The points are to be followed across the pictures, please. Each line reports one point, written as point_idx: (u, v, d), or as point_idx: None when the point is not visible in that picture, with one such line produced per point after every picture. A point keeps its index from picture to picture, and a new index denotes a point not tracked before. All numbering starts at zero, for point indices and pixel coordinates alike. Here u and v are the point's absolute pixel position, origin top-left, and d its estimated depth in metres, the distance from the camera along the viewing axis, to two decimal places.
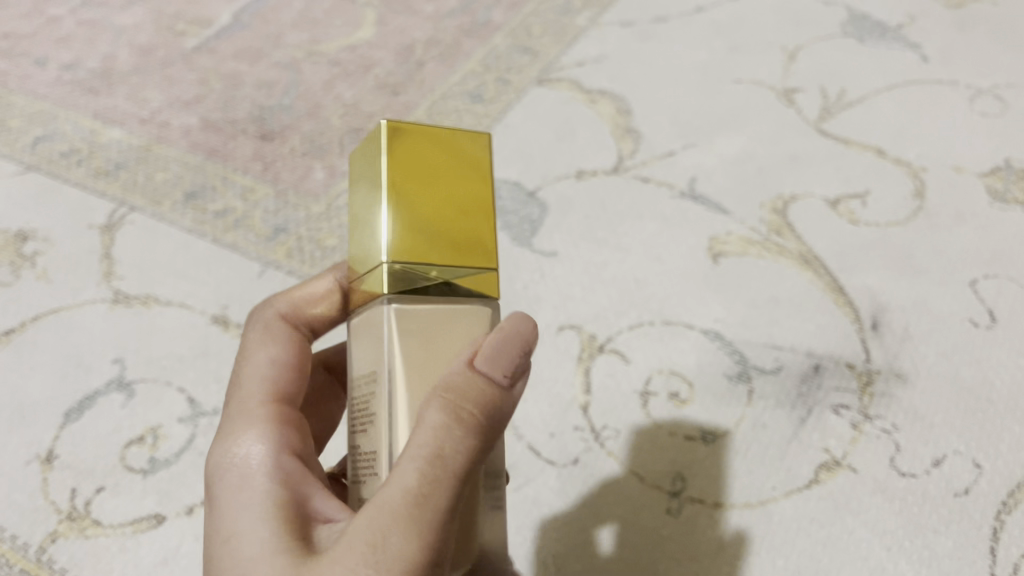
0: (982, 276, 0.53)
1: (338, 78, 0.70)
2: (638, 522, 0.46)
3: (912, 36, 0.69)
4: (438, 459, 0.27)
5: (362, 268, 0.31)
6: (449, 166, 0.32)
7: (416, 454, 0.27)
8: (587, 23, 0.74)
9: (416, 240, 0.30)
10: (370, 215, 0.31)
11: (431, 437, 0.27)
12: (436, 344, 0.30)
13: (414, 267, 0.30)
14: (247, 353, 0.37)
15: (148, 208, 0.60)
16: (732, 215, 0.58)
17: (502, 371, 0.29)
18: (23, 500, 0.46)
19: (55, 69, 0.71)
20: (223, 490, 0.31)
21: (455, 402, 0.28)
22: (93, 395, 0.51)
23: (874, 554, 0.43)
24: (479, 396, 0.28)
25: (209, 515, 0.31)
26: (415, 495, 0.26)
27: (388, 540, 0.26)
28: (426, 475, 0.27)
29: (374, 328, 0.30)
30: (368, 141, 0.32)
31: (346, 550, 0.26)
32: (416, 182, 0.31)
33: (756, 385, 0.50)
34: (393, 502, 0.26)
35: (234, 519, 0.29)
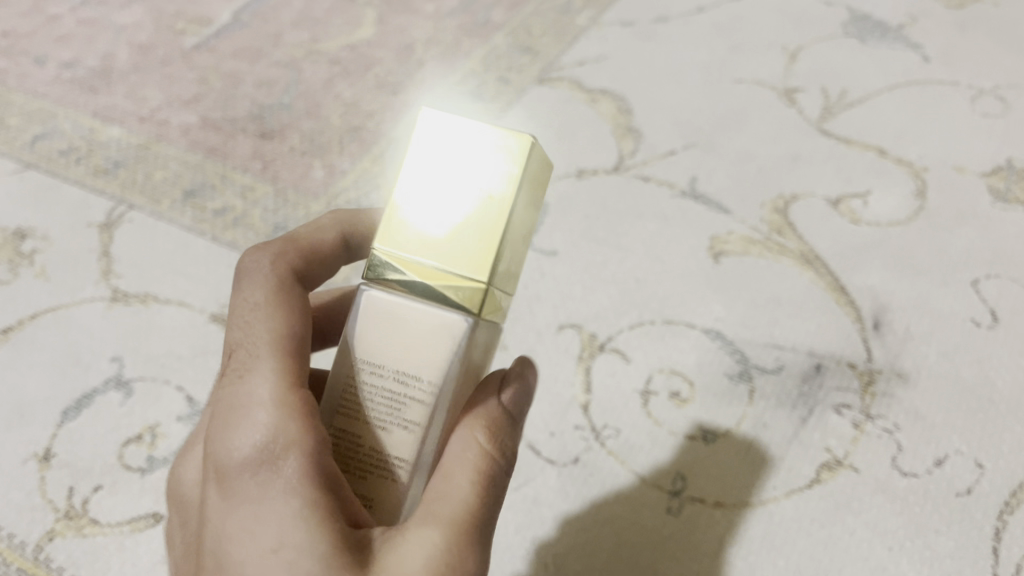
0: (984, 276, 0.53)
1: (338, 77, 0.70)
2: (639, 522, 0.45)
3: (913, 36, 0.69)
4: (485, 481, 0.30)
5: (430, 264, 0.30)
6: (536, 205, 0.32)
7: (470, 472, 0.30)
8: (587, 23, 0.74)
9: (502, 271, 0.31)
10: (470, 220, 0.30)
11: (482, 461, 0.30)
12: (477, 361, 0.31)
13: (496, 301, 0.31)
14: (241, 317, 0.33)
15: (147, 206, 0.60)
16: (733, 215, 0.58)
17: (519, 410, 0.33)
18: (20, 499, 0.46)
19: (54, 68, 0.71)
20: (245, 488, 0.28)
21: (495, 434, 0.31)
22: (92, 393, 0.50)
23: (875, 554, 0.43)
24: (510, 429, 0.32)
25: (230, 516, 0.28)
26: (474, 510, 0.29)
27: (456, 549, 0.28)
28: (479, 494, 0.29)
29: (433, 338, 0.30)
30: (496, 141, 0.31)
31: (412, 555, 0.27)
32: (522, 213, 0.31)
33: (757, 384, 0.49)
34: (453, 513, 0.29)
35: (267, 526, 0.27)
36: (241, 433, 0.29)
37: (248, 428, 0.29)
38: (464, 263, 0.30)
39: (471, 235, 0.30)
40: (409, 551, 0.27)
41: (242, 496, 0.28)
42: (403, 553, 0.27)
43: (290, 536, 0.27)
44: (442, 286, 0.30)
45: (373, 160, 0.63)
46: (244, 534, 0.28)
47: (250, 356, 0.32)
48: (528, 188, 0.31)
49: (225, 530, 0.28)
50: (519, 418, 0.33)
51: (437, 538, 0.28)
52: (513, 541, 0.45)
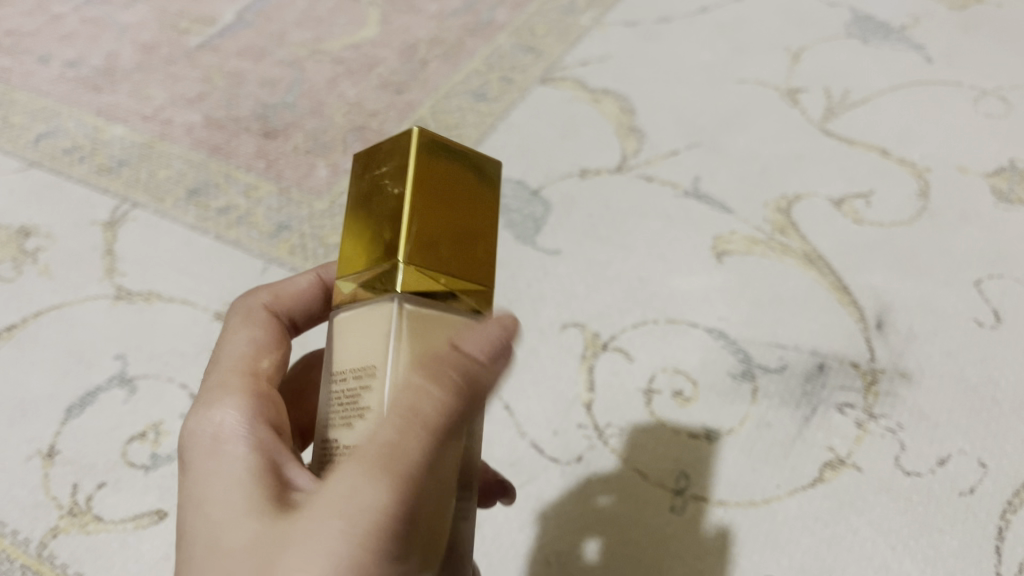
0: (987, 276, 0.53)
1: (341, 77, 0.70)
2: (642, 520, 0.45)
3: (917, 38, 0.69)
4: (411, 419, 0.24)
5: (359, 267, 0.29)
6: (466, 185, 0.30)
7: (390, 416, 0.25)
8: (590, 23, 0.74)
9: (429, 250, 0.28)
10: (379, 215, 0.29)
11: (421, 401, 0.25)
12: (424, 336, 0.28)
13: (427, 278, 0.28)
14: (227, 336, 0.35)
15: (150, 205, 0.60)
16: (736, 214, 0.58)
17: (485, 348, 0.26)
18: (24, 495, 0.46)
19: (58, 67, 0.71)
20: (195, 465, 0.28)
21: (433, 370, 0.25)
22: (95, 391, 0.50)
23: (880, 552, 0.43)
24: (460, 366, 0.26)
25: (184, 490, 0.28)
26: (401, 457, 0.24)
27: (359, 490, 0.23)
28: (399, 435, 0.24)
29: (376, 323, 0.28)
30: (392, 141, 0.30)
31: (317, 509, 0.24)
32: (440, 193, 0.29)
33: (760, 383, 0.49)
34: (364, 456, 0.24)
35: (204, 491, 0.27)
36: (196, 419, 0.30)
37: (219, 410, 0.30)
38: (381, 255, 0.28)
39: (380, 225, 0.29)
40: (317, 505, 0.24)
41: (192, 472, 0.28)
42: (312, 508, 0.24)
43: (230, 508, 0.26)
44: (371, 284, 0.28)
45: None
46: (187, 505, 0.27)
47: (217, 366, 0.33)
48: (436, 169, 0.29)
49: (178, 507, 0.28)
50: (485, 357, 0.26)
51: (341, 485, 0.24)
52: (515, 539, 0.45)
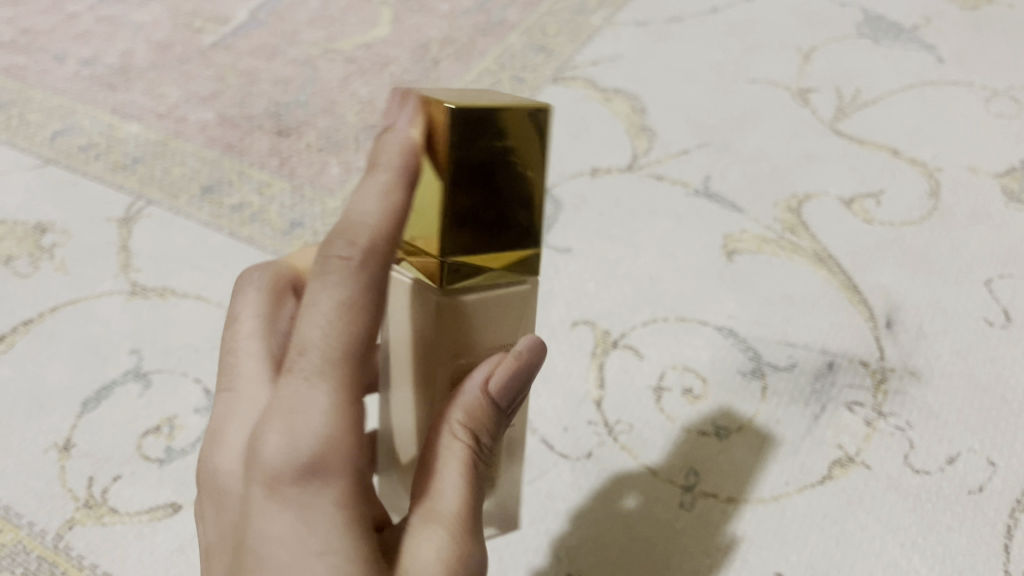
0: (997, 276, 0.53)
1: (354, 76, 0.70)
2: (651, 515, 0.45)
3: (928, 37, 0.69)
4: (474, 474, 0.32)
5: (480, 252, 0.29)
6: None
7: (457, 467, 0.32)
8: (601, 22, 0.74)
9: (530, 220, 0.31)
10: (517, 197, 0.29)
11: (451, 474, 0.32)
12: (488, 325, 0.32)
13: None
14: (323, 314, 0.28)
15: (165, 202, 0.61)
16: (746, 213, 0.58)
17: (509, 398, 0.33)
18: (39, 487, 0.47)
19: (73, 65, 0.72)
20: (295, 500, 0.28)
21: (476, 426, 0.32)
22: (110, 385, 0.51)
23: (888, 550, 0.43)
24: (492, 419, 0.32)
25: (282, 525, 0.28)
26: (464, 508, 0.31)
27: (461, 542, 0.31)
28: (467, 487, 0.32)
29: (506, 315, 0.32)
30: (521, 117, 0.28)
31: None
32: None
33: (770, 381, 0.50)
34: (448, 506, 0.31)
35: (313, 539, 0.28)
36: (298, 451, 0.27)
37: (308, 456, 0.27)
38: (518, 238, 0.30)
39: (517, 210, 0.29)
40: (418, 555, 0.30)
41: (290, 505, 0.28)
42: (414, 556, 0.30)
43: (290, 548, 0.27)
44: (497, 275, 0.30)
45: None
46: (293, 541, 0.27)
47: (319, 362, 0.28)
48: None
49: (268, 530, 0.28)
50: (507, 406, 0.33)
51: (445, 538, 0.30)
52: (527, 534, 0.45)
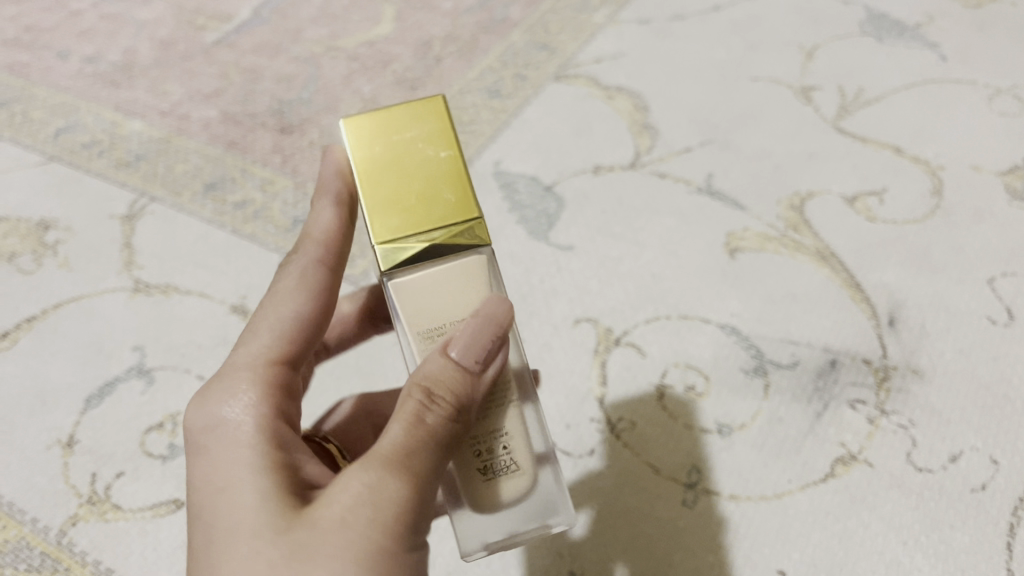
0: (1000, 275, 0.53)
1: (357, 73, 0.70)
2: (653, 513, 0.45)
3: (931, 36, 0.69)
4: (424, 427, 0.29)
5: (412, 225, 0.32)
6: None
7: (403, 420, 0.29)
8: (604, 20, 0.74)
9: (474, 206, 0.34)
10: (433, 172, 0.33)
11: (396, 428, 0.29)
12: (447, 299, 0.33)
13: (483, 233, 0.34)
14: (267, 300, 0.35)
15: (167, 199, 0.61)
16: (749, 211, 0.58)
17: (477, 357, 0.31)
18: (43, 483, 0.47)
19: (77, 62, 0.72)
20: (213, 443, 0.30)
21: (433, 383, 0.30)
22: (114, 381, 0.51)
23: (890, 548, 0.43)
24: (456, 378, 0.30)
25: (202, 471, 0.30)
26: (406, 458, 0.28)
27: (384, 482, 0.27)
28: (414, 439, 0.29)
29: (466, 286, 0.33)
30: (408, 112, 0.33)
31: (343, 510, 0.27)
32: None
33: (773, 379, 0.50)
34: (380, 453, 0.28)
35: (222, 472, 0.29)
36: (220, 400, 0.31)
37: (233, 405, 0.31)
38: (452, 209, 0.33)
39: (439, 183, 0.33)
40: (330, 495, 0.27)
41: (209, 450, 0.30)
42: (326, 496, 0.27)
43: (206, 488, 0.29)
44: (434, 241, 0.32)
45: None
46: (208, 481, 0.29)
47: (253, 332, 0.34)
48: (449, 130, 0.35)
49: (193, 477, 0.30)
50: (477, 365, 0.30)
51: (364, 479, 0.28)
52: None
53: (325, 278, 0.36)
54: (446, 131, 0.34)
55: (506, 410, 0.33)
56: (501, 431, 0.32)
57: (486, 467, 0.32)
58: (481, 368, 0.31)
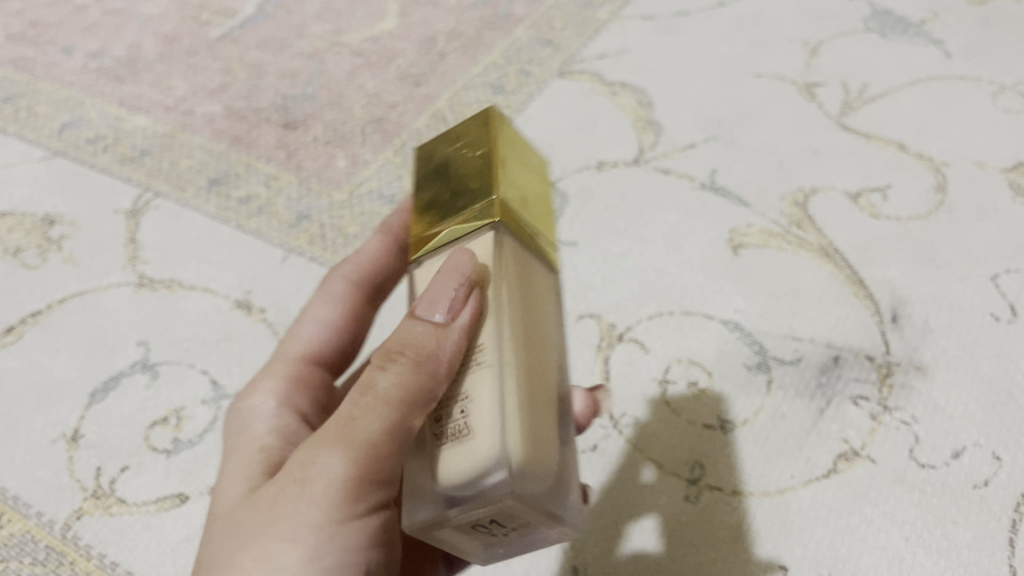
0: (1004, 271, 0.53)
1: (361, 69, 0.71)
2: (656, 508, 0.46)
3: (936, 32, 0.69)
4: (373, 389, 0.29)
5: (435, 218, 0.33)
6: (530, 172, 0.35)
7: (359, 386, 0.29)
8: (608, 16, 0.74)
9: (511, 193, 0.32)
10: (463, 168, 0.33)
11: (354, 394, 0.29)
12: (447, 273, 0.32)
13: (515, 222, 0.32)
14: (305, 316, 0.43)
15: (172, 194, 0.61)
16: (752, 207, 0.58)
17: (444, 306, 0.29)
18: (48, 477, 0.47)
19: (81, 58, 0.73)
20: (242, 430, 0.37)
21: (395, 347, 0.29)
22: (118, 376, 0.51)
23: (893, 544, 0.43)
24: (416, 337, 0.29)
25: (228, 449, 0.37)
26: (352, 425, 0.28)
27: (323, 452, 0.28)
28: (363, 404, 0.28)
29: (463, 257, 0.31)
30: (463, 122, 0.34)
31: (289, 481, 0.29)
32: (513, 153, 0.34)
33: (776, 374, 0.50)
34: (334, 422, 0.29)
35: (240, 455, 0.35)
36: (253, 400, 0.39)
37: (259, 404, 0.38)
38: (475, 195, 0.32)
39: (464, 175, 0.32)
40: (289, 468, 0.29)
41: (237, 436, 0.37)
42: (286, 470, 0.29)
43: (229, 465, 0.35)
44: (449, 230, 0.32)
45: (395, 150, 0.63)
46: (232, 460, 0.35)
47: (284, 348, 0.42)
48: (509, 135, 0.34)
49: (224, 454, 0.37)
50: (443, 315, 0.29)
51: (309, 449, 0.29)
52: None
53: (353, 307, 0.42)
54: (487, 128, 0.33)
55: (473, 372, 0.28)
56: (463, 394, 0.28)
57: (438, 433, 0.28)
58: (447, 318, 0.29)
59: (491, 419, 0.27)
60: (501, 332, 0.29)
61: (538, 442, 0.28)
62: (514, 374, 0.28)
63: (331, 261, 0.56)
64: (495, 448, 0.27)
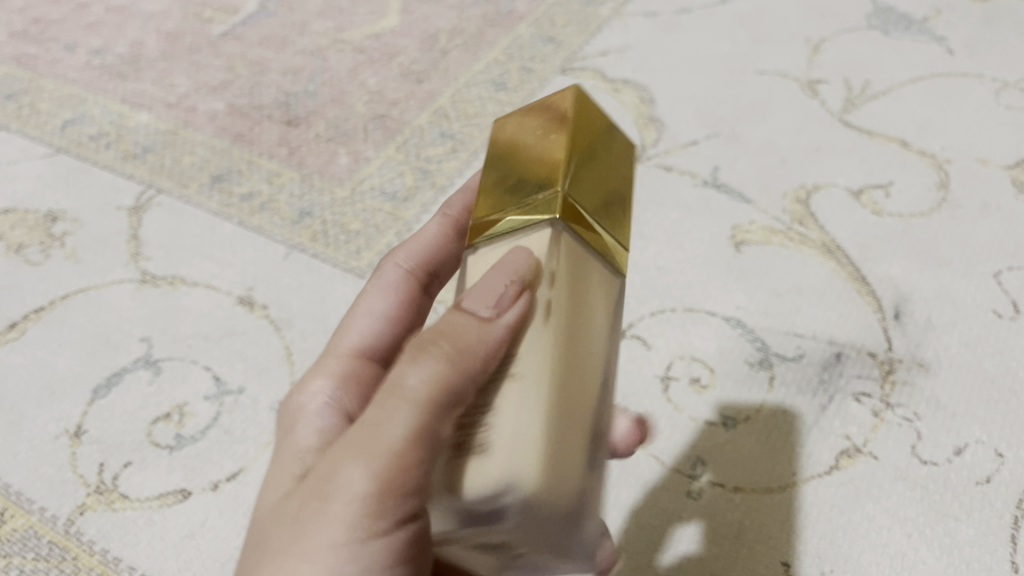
0: (1006, 268, 0.53)
1: (363, 66, 0.71)
2: (658, 504, 0.46)
3: (938, 29, 0.69)
4: (402, 388, 0.26)
5: (494, 201, 0.30)
6: (606, 156, 0.31)
7: (388, 385, 0.27)
8: (610, 13, 0.74)
9: (581, 186, 0.29)
10: (530, 150, 0.30)
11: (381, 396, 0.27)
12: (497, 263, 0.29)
13: (580, 218, 0.29)
14: (359, 303, 0.41)
15: (174, 191, 0.61)
16: (755, 204, 0.58)
17: (491, 300, 0.27)
18: (50, 473, 0.47)
19: (84, 55, 0.73)
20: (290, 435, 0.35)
21: (430, 340, 0.27)
22: (121, 372, 0.51)
23: (895, 540, 0.43)
24: (457, 333, 0.27)
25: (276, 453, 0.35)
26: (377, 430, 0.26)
27: (346, 459, 0.26)
28: (391, 406, 0.26)
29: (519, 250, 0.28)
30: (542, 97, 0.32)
31: (311, 493, 0.27)
32: (590, 139, 0.31)
33: (778, 371, 0.50)
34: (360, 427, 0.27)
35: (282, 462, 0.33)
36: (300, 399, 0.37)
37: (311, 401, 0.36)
38: (538, 183, 0.29)
39: (530, 160, 0.30)
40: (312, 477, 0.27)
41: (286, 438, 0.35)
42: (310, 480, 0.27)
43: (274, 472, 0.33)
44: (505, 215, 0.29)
45: (397, 147, 0.63)
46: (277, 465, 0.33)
47: (333, 340, 0.40)
48: (588, 117, 0.31)
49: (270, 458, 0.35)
50: (490, 309, 0.27)
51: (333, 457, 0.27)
52: None
53: (411, 294, 0.41)
54: (564, 109, 0.31)
55: (505, 381, 0.26)
56: (493, 405, 0.26)
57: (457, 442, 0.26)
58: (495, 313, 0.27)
59: (502, 440, 0.25)
60: (543, 339, 0.26)
61: (566, 464, 0.26)
62: (547, 392, 0.26)
63: (334, 258, 0.56)
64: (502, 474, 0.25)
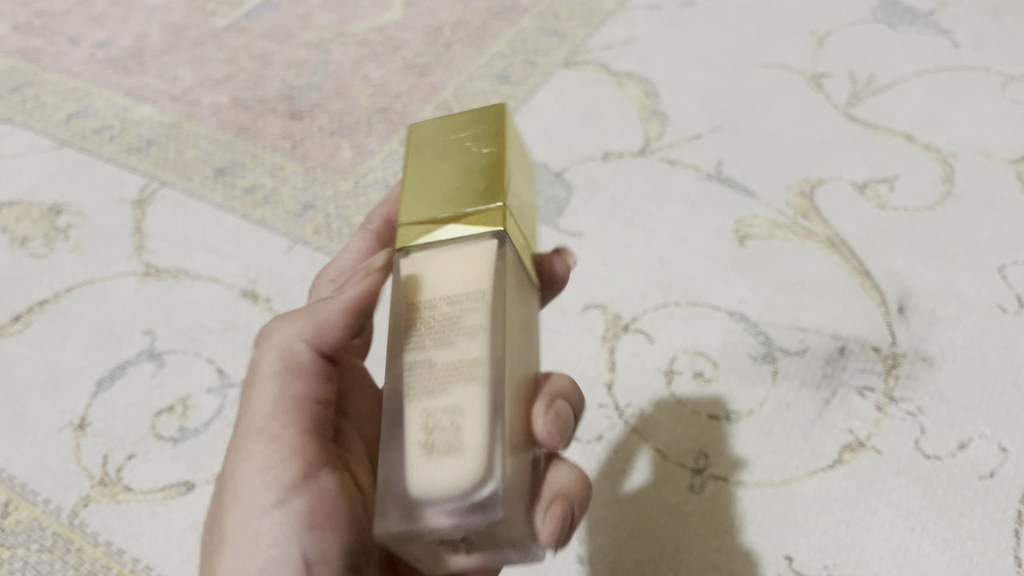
0: (1011, 262, 0.53)
1: (367, 59, 0.70)
2: (661, 498, 0.46)
3: (944, 22, 0.69)
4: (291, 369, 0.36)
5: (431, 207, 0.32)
6: (521, 179, 0.35)
7: (272, 380, 0.36)
8: (615, 6, 0.74)
9: (513, 204, 0.33)
10: (467, 165, 0.33)
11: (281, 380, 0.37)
12: (450, 265, 0.31)
13: (514, 233, 0.33)
14: None
15: (178, 183, 0.61)
16: (759, 198, 0.58)
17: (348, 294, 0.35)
18: (55, 465, 0.47)
19: (88, 47, 0.73)
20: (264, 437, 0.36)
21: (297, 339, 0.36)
22: (125, 364, 0.51)
23: (898, 534, 0.43)
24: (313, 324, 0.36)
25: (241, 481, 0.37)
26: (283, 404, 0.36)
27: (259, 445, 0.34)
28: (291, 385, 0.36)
29: (469, 256, 0.31)
30: (469, 112, 0.35)
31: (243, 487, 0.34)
32: (515, 161, 0.34)
33: (781, 365, 0.50)
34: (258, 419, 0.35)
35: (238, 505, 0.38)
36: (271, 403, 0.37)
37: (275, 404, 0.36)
38: (478, 195, 0.32)
39: (469, 174, 0.33)
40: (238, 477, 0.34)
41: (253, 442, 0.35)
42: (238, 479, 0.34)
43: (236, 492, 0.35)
44: (447, 222, 0.32)
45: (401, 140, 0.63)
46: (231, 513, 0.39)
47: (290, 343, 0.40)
48: (512, 140, 0.35)
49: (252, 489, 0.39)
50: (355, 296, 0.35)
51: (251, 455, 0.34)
52: None
53: None
54: (495, 130, 0.34)
55: (467, 383, 0.28)
56: (461, 405, 0.28)
57: (421, 443, 0.28)
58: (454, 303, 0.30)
59: (478, 441, 0.28)
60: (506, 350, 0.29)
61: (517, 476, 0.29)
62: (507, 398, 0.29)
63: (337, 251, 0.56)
64: (477, 468, 0.27)
